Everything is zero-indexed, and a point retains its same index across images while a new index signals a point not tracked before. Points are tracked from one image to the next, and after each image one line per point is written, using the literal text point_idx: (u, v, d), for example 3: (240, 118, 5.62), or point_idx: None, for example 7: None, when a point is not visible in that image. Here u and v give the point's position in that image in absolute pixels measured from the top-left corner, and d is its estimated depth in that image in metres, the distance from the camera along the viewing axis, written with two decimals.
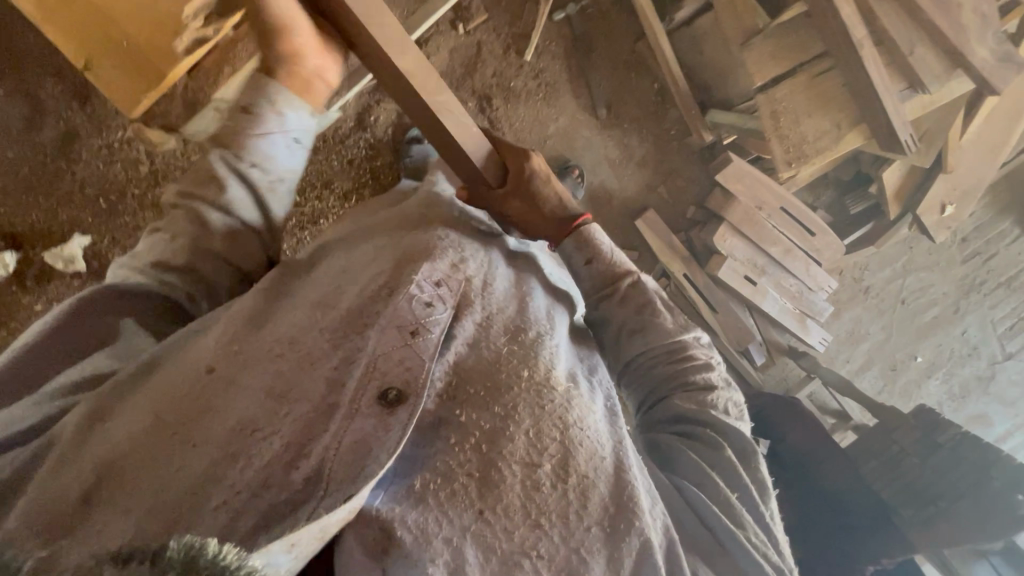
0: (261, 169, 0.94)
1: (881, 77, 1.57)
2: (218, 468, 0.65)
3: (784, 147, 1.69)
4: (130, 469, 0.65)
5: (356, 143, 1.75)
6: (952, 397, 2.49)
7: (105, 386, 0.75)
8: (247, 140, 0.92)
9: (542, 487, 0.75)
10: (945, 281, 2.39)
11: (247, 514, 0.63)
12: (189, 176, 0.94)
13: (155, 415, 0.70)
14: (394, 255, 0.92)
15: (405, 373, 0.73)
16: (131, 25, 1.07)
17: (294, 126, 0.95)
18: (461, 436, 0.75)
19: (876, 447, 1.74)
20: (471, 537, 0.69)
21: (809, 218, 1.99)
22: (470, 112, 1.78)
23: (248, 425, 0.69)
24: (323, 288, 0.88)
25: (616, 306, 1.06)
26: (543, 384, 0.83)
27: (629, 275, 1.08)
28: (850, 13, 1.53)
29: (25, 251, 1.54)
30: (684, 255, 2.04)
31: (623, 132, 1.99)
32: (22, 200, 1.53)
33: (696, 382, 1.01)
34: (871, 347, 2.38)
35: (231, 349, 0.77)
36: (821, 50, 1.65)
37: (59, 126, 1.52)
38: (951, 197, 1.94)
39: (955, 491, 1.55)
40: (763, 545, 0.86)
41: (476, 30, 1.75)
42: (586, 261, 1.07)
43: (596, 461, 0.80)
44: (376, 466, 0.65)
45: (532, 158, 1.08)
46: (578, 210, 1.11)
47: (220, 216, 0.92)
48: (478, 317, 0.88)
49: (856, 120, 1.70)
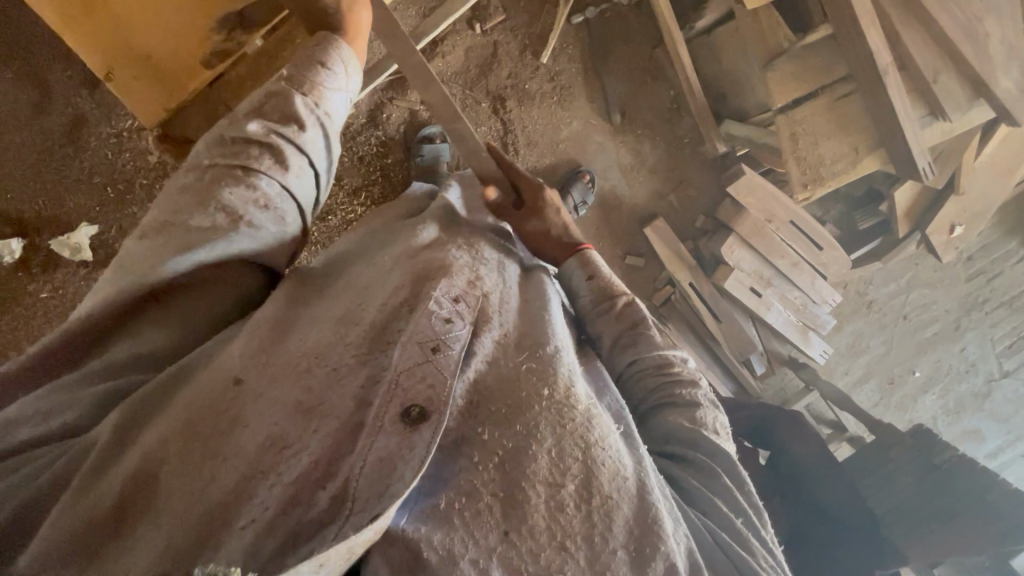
0: (329, 119, 0.91)
1: (904, 105, 1.54)
2: (247, 484, 0.65)
3: (800, 170, 1.67)
4: (161, 482, 0.64)
5: (367, 140, 1.73)
6: (947, 412, 2.51)
7: (141, 390, 0.72)
8: (323, 88, 0.90)
9: (565, 509, 0.74)
10: (948, 299, 2.40)
11: (274, 532, 0.63)
12: (256, 114, 0.84)
13: (186, 425, 0.68)
14: (409, 268, 0.91)
15: (427, 389, 0.72)
16: (155, 38, 0.95)
17: (352, 86, 0.96)
18: (485, 455, 0.75)
19: (872, 465, 1.81)
20: (497, 559, 0.70)
21: (818, 231, 1.98)
22: (484, 113, 1.77)
23: (277, 442, 0.68)
24: (342, 300, 0.86)
25: (611, 320, 1.09)
26: (563, 402, 0.81)
27: (625, 294, 1.12)
28: (877, 40, 1.50)
29: (30, 239, 1.53)
30: (691, 264, 2.05)
31: (636, 139, 2.00)
32: (29, 186, 1.51)
33: (681, 399, 1.01)
34: (871, 360, 2.40)
35: (259, 360, 0.74)
36: (844, 72, 1.63)
37: (68, 112, 1.50)
38: (961, 217, 1.94)
39: (950, 511, 1.57)
40: (770, 564, 0.87)
41: (494, 31, 1.74)
42: (587, 278, 1.12)
43: (619, 481, 0.78)
44: (402, 486, 0.65)
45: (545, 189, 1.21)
46: (580, 240, 1.18)
47: (298, 159, 0.85)
48: (496, 335, 0.87)
49: (874, 145, 1.67)
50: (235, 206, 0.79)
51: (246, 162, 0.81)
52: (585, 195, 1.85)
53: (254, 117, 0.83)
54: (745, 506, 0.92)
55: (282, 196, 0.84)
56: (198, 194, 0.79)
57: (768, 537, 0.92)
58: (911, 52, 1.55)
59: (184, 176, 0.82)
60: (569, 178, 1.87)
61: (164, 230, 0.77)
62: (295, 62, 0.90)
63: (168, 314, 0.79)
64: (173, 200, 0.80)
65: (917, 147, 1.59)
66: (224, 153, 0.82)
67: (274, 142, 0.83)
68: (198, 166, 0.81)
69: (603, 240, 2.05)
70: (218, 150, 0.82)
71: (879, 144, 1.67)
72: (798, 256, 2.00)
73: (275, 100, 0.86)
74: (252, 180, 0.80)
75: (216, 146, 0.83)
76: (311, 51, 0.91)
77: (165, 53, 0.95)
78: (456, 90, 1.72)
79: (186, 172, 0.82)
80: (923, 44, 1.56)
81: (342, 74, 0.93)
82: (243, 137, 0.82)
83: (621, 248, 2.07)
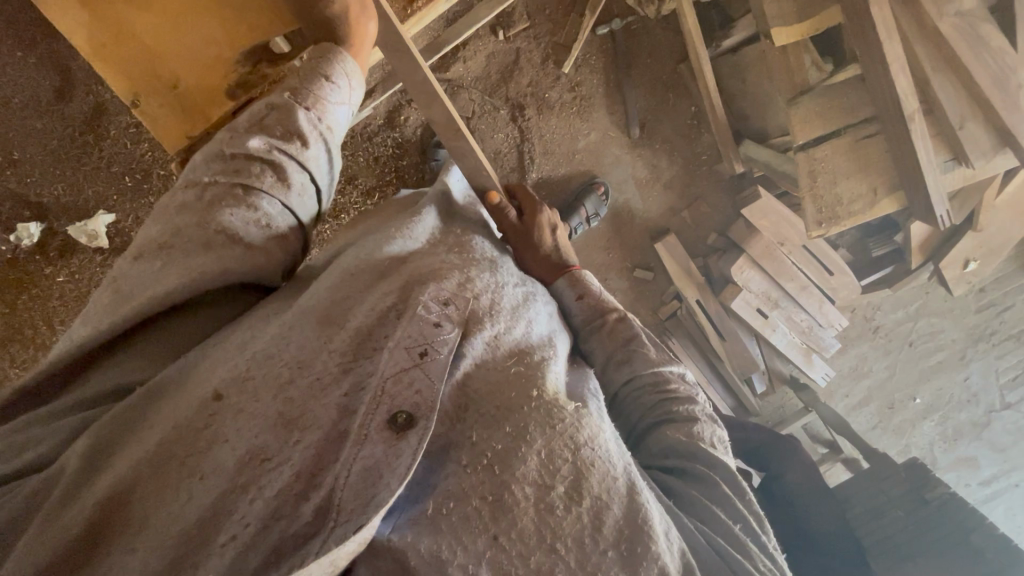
0: (330, 133, 0.91)
1: (925, 150, 1.52)
2: (225, 500, 0.65)
3: (816, 208, 1.67)
4: (137, 506, 0.65)
5: (383, 142, 1.74)
6: (944, 438, 2.53)
7: (109, 414, 0.72)
8: (327, 102, 0.90)
9: (555, 510, 0.74)
10: (956, 328, 2.39)
11: (255, 550, 0.63)
12: (258, 129, 0.85)
13: (162, 446, 0.68)
14: (400, 274, 0.89)
15: (414, 396, 0.72)
16: (182, 65, 0.97)
17: (355, 98, 0.96)
18: (473, 457, 0.75)
19: (864, 497, 1.86)
20: (487, 564, 0.69)
21: (828, 257, 2.02)
22: (502, 121, 1.77)
23: (258, 454, 0.68)
24: (330, 294, 0.85)
25: (604, 338, 1.08)
26: (552, 403, 0.81)
27: (617, 312, 1.12)
28: (905, 85, 1.48)
29: (49, 223, 1.55)
30: (699, 282, 2.06)
31: (653, 153, 2.00)
32: (48, 171, 1.52)
33: (680, 415, 1.00)
34: (872, 384, 2.42)
35: (242, 378, 0.73)
36: (870, 113, 1.62)
37: (89, 100, 1.51)
38: (976, 253, 1.93)
39: (937, 548, 1.62)
40: (770, 570, 0.86)
41: (517, 38, 1.73)
42: (576, 296, 1.13)
43: (609, 481, 0.78)
44: (388, 494, 0.65)
45: (546, 211, 1.23)
46: (571, 260, 1.19)
47: (301, 176, 0.87)
48: (488, 336, 0.86)
49: (893, 186, 1.65)
50: (236, 226, 0.80)
51: (248, 180, 0.83)
52: (598, 208, 1.87)
53: (257, 133, 0.84)
54: (744, 513, 0.91)
55: (283, 214, 0.86)
56: (200, 213, 0.81)
57: (769, 544, 0.91)
58: (938, 94, 1.56)
59: (184, 193, 0.83)
60: (583, 190, 1.89)
61: (162, 253, 0.80)
62: (299, 73, 0.90)
63: (157, 336, 0.82)
64: (175, 219, 0.82)
65: (936, 194, 1.56)
66: (223, 170, 0.83)
67: (276, 159, 0.84)
68: (197, 183, 0.83)
69: (613, 252, 2.07)
70: (217, 166, 0.83)
71: (898, 185, 1.64)
72: (809, 279, 2.01)
73: (277, 113, 0.86)
74: (254, 201, 0.83)
75: (216, 162, 0.84)
76: (315, 62, 0.90)
77: (194, 82, 0.97)
78: (475, 96, 1.72)
79: (186, 189, 0.84)
80: (949, 85, 1.56)
81: (345, 87, 0.92)
82: (244, 153, 0.83)
83: (630, 261, 2.09)
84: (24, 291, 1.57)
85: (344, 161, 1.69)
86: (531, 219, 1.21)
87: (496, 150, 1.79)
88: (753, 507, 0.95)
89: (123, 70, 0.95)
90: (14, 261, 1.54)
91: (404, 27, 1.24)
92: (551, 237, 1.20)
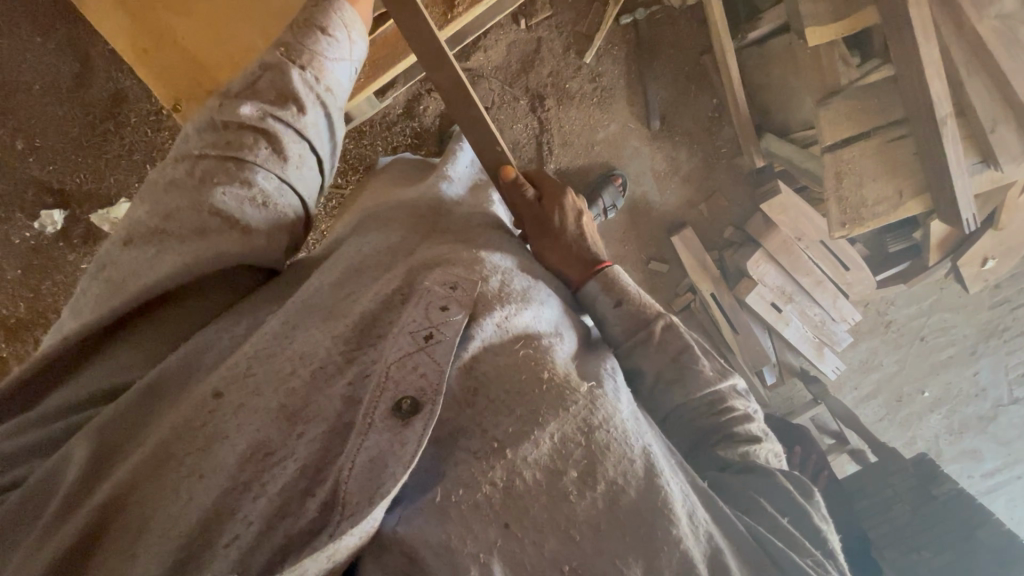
0: (331, 94, 0.91)
1: (955, 155, 1.53)
2: (229, 498, 0.67)
3: (840, 210, 1.69)
4: (136, 509, 0.66)
5: (402, 131, 1.73)
6: (950, 431, 2.56)
7: (104, 416, 0.72)
8: (324, 58, 0.90)
9: (569, 496, 0.75)
10: (968, 324, 2.40)
11: (261, 548, 0.65)
12: (250, 94, 0.85)
13: (162, 446, 0.69)
14: (407, 263, 0.91)
15: (419, 380, 0.74)
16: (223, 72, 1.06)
17: (354, 54, 0.96)
18: (483, 444, 0.76)
19: (870, 490, 2.01)
20: (499, 553, 0.71)
21: (846, 252, 2.03)
22: (522, 112, 1.75)
23: (260, 449, 0.70)
24: (333, 290, 0.87)
25: (651, 351, 0.98)
26: (566, 386, 0.81)
27: (662, 317, 1.01)
28: (939, 88, 1.48)
29: (72, 211, 1.56)
30: (713, 275, 2.08)
31: (673, 145, 1.98)
32: (69, 159, 1.52)
33: (740, 434, 0.97)
34: (882, 377, 2.43)
35: (242, 373, 0.74)
36: (900, 115, 1.62)
37: (109, 87, 1.51)
38: (995, 251, 1.93)
39: (940, 544, 1.79)
40: (820, 562, 0.87)
41: (538, 27, 1.71)
42: (614, 304, 1.01)
43: (626, 465, 0.78)
44: (391, 483, 0.66)
45: (566, 195, 1.12)
46: (601, 256, 1.09)
47: (298, 145, 0.87)
48: (497, 319, 0.85)
49: (919, 188, 1.65)
50: (230, 206, 0.80)
51: (240, 153, 0.82)
52: (615, 199, 1.86)
53: (248, 100, 0.84)
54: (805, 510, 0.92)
55: (280, 190, 0.85)
56: (192, 193, 0.80)
57: (830, 539, 0.92)
58: (971, 95, 1.54)
59: (176, 168, 0.83)
60: (601, 181, 1.88)
61: (155, 239, 0.79)
62: (293, 28, 0.90)
63: (156, 324, 0.82)
64: (167, 200, 0.81)
65: (963, 197, 1.58)
66: (216, 142, 0.82)
67: (270, 126, 0.84)
68: (189, 156, 0.83)
69: (629, 244, 2.07)
70: (210, 139, 0.83)
71: (924, 187, 1.64)
72: (824, 274, 2.04)
73: (270, 75, 0.86)
74: (247, 175, 0.82)
75: (208, 133, 0.83)
76: (311, 15, 0.91)
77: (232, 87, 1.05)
78: (495, 86, 1.70)
79: (178, 163, 0.83)
80: (980, 85, 1.54)
81: (345, 41, 0.93)
82: (236, 122, 0.83)
83: (645, 253, 2.09)
84: (46, 276, 1.59)
85: (362, 149, 1.69)
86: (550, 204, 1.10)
87: (515, 141, 1.77)
88: (818, 507, 0.96)
89: (161, 71, 1.06)
90: (39, 247, 1.56)
91: (443, 34, 1.28)
92: (574, 222, 1.11)
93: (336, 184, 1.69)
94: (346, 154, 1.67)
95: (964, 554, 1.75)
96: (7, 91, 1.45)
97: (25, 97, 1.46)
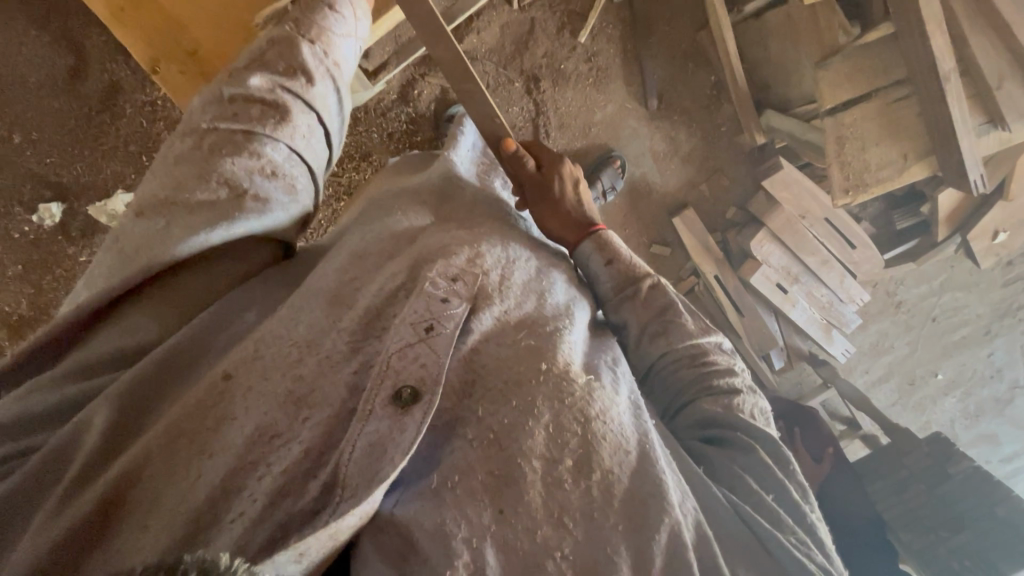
0: (337, 64, 0.90)
1: (961, 112, 1.50)
2: (236, 477, 0.64)
3: (843, 175, 1.66)
4: (151, 483, 0.64)
5: (397, 117, 1.72)
6: (966, 415, 2.50)
7: (122, 381, 0.70)
8: (332, 33, 0.90)
9: (564, 484, 0.71)
10: (981, 303, 2.34)
11: (264, 523, 0.62)
12: (258, 66, 0.83)
13: (174, 424, 0.67)
14: (408, 255, 0.88)
15: (420, 370, 0.71)
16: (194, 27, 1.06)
17: (360, 28, 0.97)
18: (479, 432, 0.73)
19: (886, 471, 1.99)
20: (492, 538, 0.66)
21: (853, 231, 1.99)
22: (517, 94, 1.73)
23: (268, 431, 0.67)
24: (339, 275, 0.85)
25: (637, 305, 0.99)
26: (563, 377, 0.78)
27: (649, 277, 1.02)
28: (941, 43, 1.46)
29: (70, 204, 1.56)
30: (717, 256, 2.06)
31: (672, 125, 1.96)
32: (68, 152, 1.53)
33: (718, 386, 0.93)
34: (894, 360, 2.38)
35: (249, 356, 0.73)
36: (902, 76, 1.60)
37: (104, 78, 1.51)
38: (1006, 224, 1.90)
39: (959, 523, 1.77)
40: (803, 541, 0.80)
41: (531, 6, 1.70)
42: (604, 262, 1.02)
43: (622, 456, 0.74)
44: (391, 469, 0.64)
45: (565, 164, 1.12)
46: (596, 219, 1.09)
47: (308, 117, 0.86)
48: (497, 311, 0.84)
49: (923, 153, 1.62)
50: (237, 176, 0.78)
51: (249, 125, 0.80)
52: (615, 181, 1.84)
53: (257, 72, 0.83)
54: (780, 479, 0.85)
55: (291, 160, 0.84)
56: (199, 164, 0.78)
57: (809, 514, 0.84)
58: (975, 53, 1.52)
59: (183, 143, 0.81)
60: (599, 163, 1.85)
61: (164, 210, 0.77)
62: (300, 4, 0.90)
63: (159, 299, 0.78)
64: (174, 172, 0.79)
65: (970, 158, 1.54)
66: (222, 115, 0.81)
67: (279, 97, 0.83)
68: (195, 131, 0.81)
69: (630, 228, 2.04)
70: (215, 111, 0.81)
71: (929, 151, 1.61)
72: (831, 253, 2.00)
73: (279, 49, 0.85)
74: (257, 147, 0.80)
75: (214, 106, 0.81)
76: None
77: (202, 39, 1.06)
78: (489, 67, 1.68)
79: (184, 138, 0.81)
80: (983, 45, 1.52)
81: (350, 17, 0.94)
82: (243, 96, 0.81)
83: (647, 237, 2.07)
84: (49, 271, 1.58)
85: (358, 136, 1.68)
86: (549, 171, 1.10)
87: (511, 123, 1.75)
88: (795, 475, 0.89)
89: (140, 32, 1.06)
90: (38, 242, 1.56)
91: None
92: (572, 191, 1.11)
93: (332, 172, 1.67)
94: (342, 141, 1.65)
95: (984, 532, 1.72)
96: (6, 85, 1.45)
97: (22, 91, 1.47)
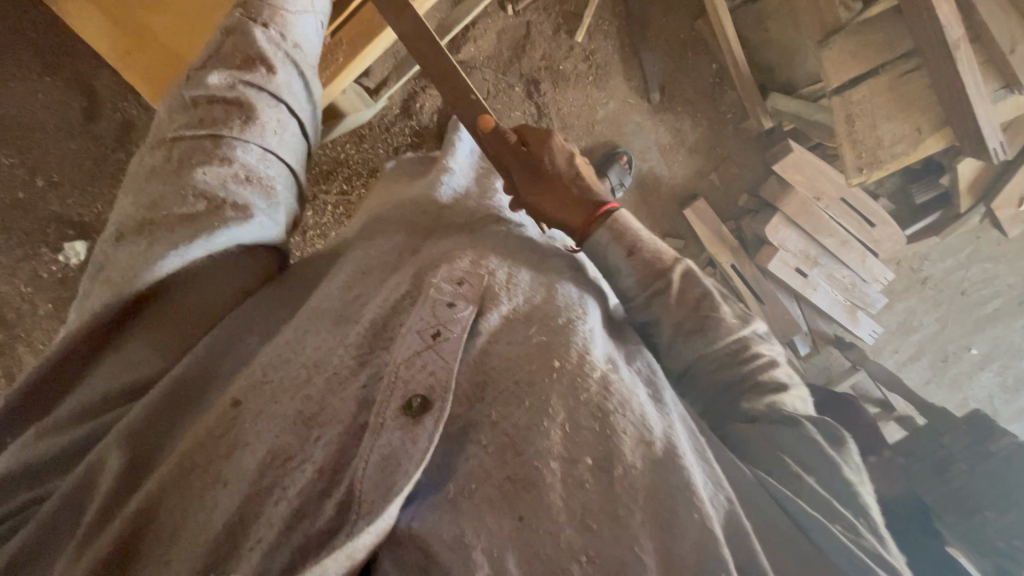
0: (298, 48, 0.94)
1: (976, 81, 1.47)
2: (252, 504, 0.63)
3: (856, 154, 1.66)
4: (166, 517, 0.64)
5: (401, 131, 1.74)
6: (1005, 389, 2.41)
7: (129, 418, 0.70)
8: (285, 13, 0.93)
9: (585, 483, 0.70)
10: (1012, 273, 2.28)
11: (282, 549, 0.61)
12: (217, 64, 0.87)
13: (185, 454, 0.67)
14: (412, 265, 0.90)
15: (428, 378, 0.72)
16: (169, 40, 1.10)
17: (318, 9, 0.99)
18: (493, 437, 0.72)
19: None
20: (514, 545, 0.66)
21: (870, 209, 1.94)
22: (517, 98, 1.74)
23: (280, 455, 0.67)
24: (343, 293, 0.86)
25: (671, 304, 0.96)
26: (577, 372, 0.77)
27: (680, 263, 1.00)
28: (948, 12, 1.44)
29: (93, 241, 1.61)
30: (733, 246, 2.04)
31: (676, 117, 1.95)
32: (87, 191, 1.57)
33: (764, 382, 0.93)
34: (923, 337, 2.32)
35: (259, 380, 0.74)
36: (907, 49, 1.57)
37: (116, 117, 1.56)
38: None
39: None
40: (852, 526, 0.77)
41: (526, 10, 1.71)
42: (627, 253, 0.99)
43: (644, 448, 0.73)
44: (407, 481, 0.64)
45: (553, 140, 1.10)
46: (607, 198, 1.08)
47: (273, 109, 0.89)
48: (505, 311, 0.84)
49: (939, 123, 1.58)
50: (212, 186, 0.80)
51: (217, 129, 0.83)
52: (623, 176, 1.82)
53: (216, 70, 0.86)
54: (835, 463, 0.82)
55: (263, 159, 0.87)
56: (173, 178, 0.81)
57: (863, 496, 0.81)
58: (984, 18, 1.48)
59: (154, 156, 0.84)
60: (606, 160, 1.83)
61: (145, 232, 0.78)
62: None
63: (157, 327, 0.80)
64: (149, 190, 0.81)
65: (987, 125, 1.50)
66: (189, 121, 0.84)
67: (240, 93, 0.86)
68: (165, 142, 0.84)
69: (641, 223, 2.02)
70: (182, 119, 0.85)
71: (944, 121, 1.57)
72: (847, 232, 1.96)
73: (234, 40, 0.89)
74: (226, 152, 0.83)
75: (180, 112, 0.85)
76: None
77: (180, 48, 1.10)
78: (489, 75, 1.69)
79: (156, 151, 0.85)
80: (991, 10, 1.49)
81: None
82: (206, 97, 0.85)
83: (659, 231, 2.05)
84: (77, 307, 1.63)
85: (365, 154, 1.70)
86: (540, 149, 1.08)
87: None
88: (852, 460, 0.85)
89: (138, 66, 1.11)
90: (65, 280, 1.60)
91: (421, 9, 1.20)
92: (568, 166, 1.09)
93: (341, 190, 1.69)
94: (349, 159, 1.68)
95: None
96: (25, 131, 1.51)
97: (39, 134, 1.52)
